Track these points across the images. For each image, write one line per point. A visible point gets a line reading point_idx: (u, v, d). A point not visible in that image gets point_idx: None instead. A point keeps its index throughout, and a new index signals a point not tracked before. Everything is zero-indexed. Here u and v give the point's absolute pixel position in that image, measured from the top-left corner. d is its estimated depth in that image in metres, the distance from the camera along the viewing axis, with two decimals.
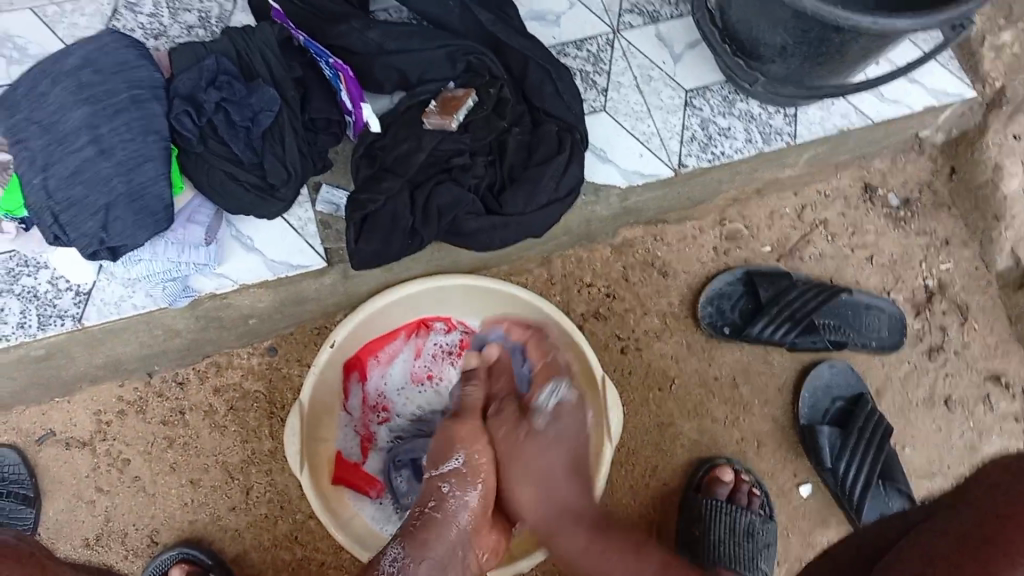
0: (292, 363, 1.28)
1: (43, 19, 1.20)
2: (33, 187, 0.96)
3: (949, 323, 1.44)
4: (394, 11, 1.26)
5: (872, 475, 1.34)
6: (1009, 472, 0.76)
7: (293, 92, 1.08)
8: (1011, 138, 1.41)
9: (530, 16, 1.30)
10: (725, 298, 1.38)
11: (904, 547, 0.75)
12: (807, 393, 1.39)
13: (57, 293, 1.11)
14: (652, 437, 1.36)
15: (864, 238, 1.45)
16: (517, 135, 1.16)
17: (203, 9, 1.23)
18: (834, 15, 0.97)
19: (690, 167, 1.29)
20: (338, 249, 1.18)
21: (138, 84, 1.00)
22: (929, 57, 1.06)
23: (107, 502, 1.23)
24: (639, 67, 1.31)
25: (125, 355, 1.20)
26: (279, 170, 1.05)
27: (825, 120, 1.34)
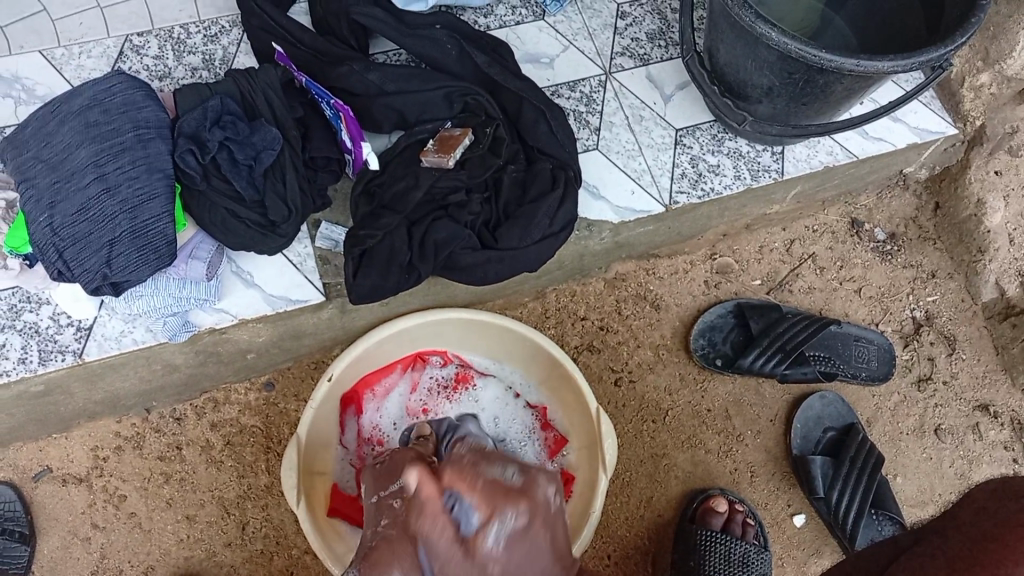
0: (290, 399, 1.29)
1: (51, 61, 1.23)
2: (38, 224, 0.99)
3: (936, 354, 1.47)
4: (393, 54, 1.30)
5: (865, 505, 1.34)
6: (997, 496, 0.78)
7: (294, 130, 1.11)
8: (992, 174, 1.44)
9: (524, 59, 1.35)
10: (715, 330, 1.41)
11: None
12: (799, 423, 1.40)
13: (58, 329, 1.12)
14: (646, 469, 1.37)
15: (852, 271, 1.48)
16: (512, 172, 1.19)
17: (207, 52, 1.26)
18: (820, 57, 1.01)
19: (681, 203, 1.32)
20: (337, 285, 1.20)
21: (143, 124, 1.02)
22: (911, 96, 1.10)
23: (103, 538, 1.23)
24: (630, 106, 1.35)
25: (124, 390, 1.21)
26: (279, 207, 1.07)
27: (811, 157, 1.37)
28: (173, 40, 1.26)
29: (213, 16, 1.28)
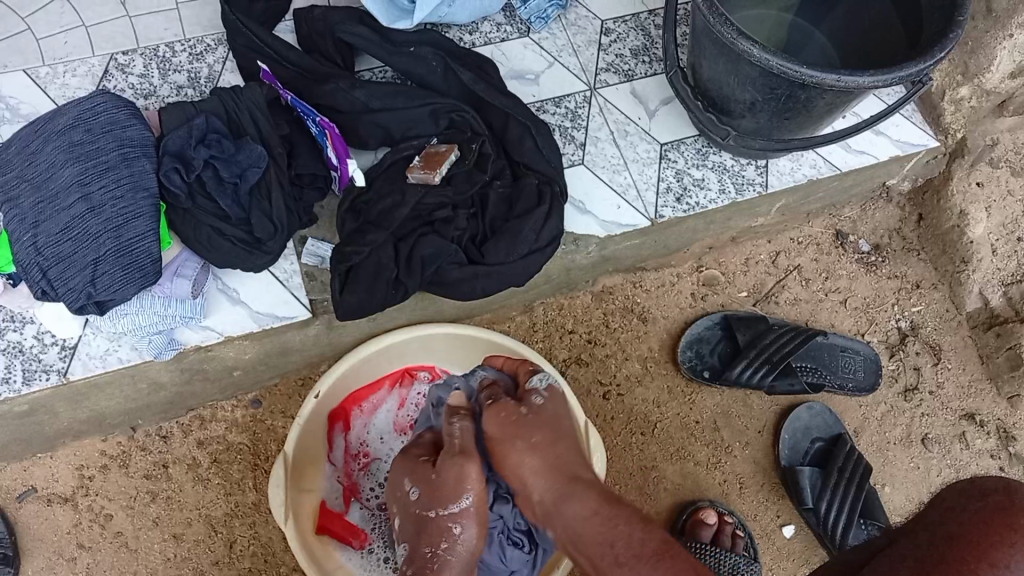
0: (277, 415, 1.29)
1: (35, 80, 1.23)
2: (22, 243, 0.99)
3: (922, 364, 1.48)
4: (378, 71, 1.30)
5: (854, 514, 1.35)
6: (964, 494, 0.79)
7: (280, 148, 1.11)
8: (974, 185, 1.47)
9: (510, 76, 1.36)
10: (703, 342, 1.41)
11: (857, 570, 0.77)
12: (787, 434, 1.41)
13: (43, 348, 1.12)
14: (635, 481, 1.37)
15: (837, 282, 1.49)
16: (498, 188, 1.19)
17: (193, 70, 1.26)
18: (801, 73, 1.02)
19: (666, 217, 1.32)
20: (323, 301, 1.20)
21: (127, 143, 1.02)
22: (893, 110, 1.11)
23: (88, 558, 1.22)
24: (615, 122, 1.36)
25: (110, 409, 1.20)
26: (265, 225, 1.07)
27: (795, 170, 1.38)
28: (158, 58, 1.27)
29: (199, 34, 1.29)
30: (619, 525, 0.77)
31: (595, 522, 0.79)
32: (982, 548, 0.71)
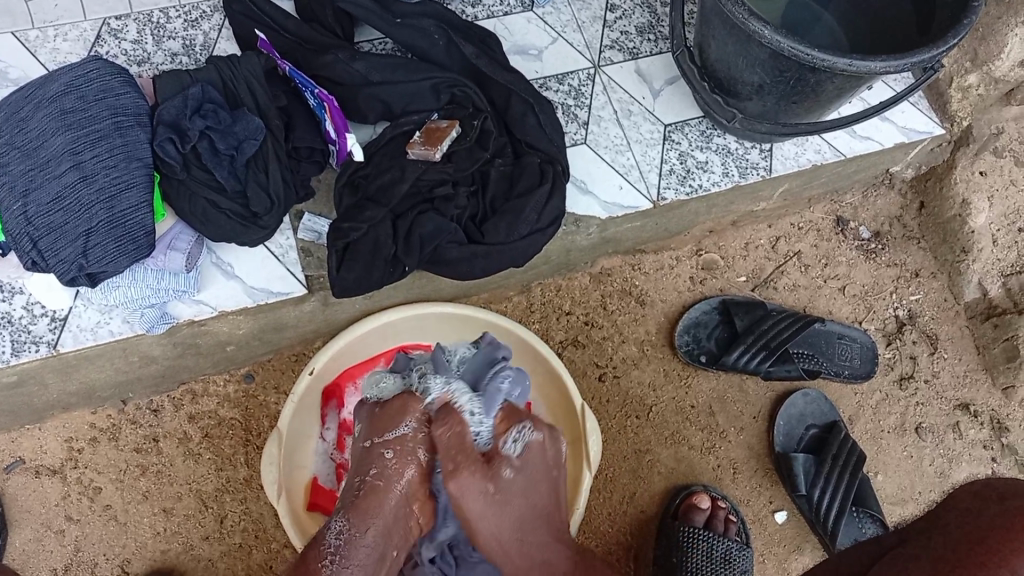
0: (270, 391, 1.27)
1: (24, 44, 1.19)
2: (12, 213, 0.97)
3: (918, 353, 1.47)
4: (378, 43, 1.27)
5: (847, 502, 1.34)
6: (980, 495, 0.80)
7: (277, 120, 1.09)
8: (977, 174, 1.44)
9: (512, 51, 1.33)
10: (700, 327, 1.40)
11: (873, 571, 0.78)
12: (781, 420, 1.40)
13: (32, 319, 1.10)
14: (629, 464, 1.36)
15: (836, 269, 1.48)
16: (499, 166, 1.17)
17: (188, 37, 1.23)
18: (812, 56, 1.00)
19: (669, 199, 1.31)
20: (319, 277, 1.18)
21: (121, 111, 1.00)
22: (901, 98, 1.10)
23: (77, 531, 1.21)
24: (619, 101, 1.34)
25: (100, 381, 1.18)
26: (262, 197, 1.05)
27: (799, 155, 1.37)
28: (152, 24, 1.23)
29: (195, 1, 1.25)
30: None
31: None
32: (1001, 554, 0.71)
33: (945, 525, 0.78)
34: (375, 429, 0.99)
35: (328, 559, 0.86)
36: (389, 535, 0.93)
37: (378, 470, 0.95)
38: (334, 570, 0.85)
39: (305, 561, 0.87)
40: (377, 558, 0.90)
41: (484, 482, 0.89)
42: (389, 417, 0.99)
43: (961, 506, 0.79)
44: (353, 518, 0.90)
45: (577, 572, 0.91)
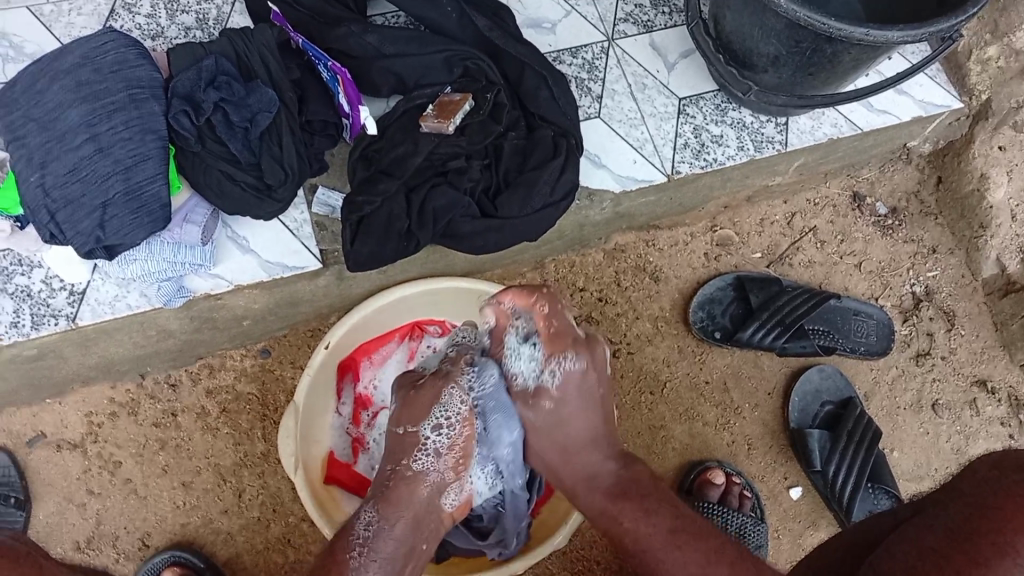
0: (286, 365, 1.28)
1: (39, 18, 1.20)
2: (29, 184, 0.97)
3: (935, 330, 1.46)
4: (391, 17, 1.27)
5: (863, 478, 1.34)
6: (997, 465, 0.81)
7: (291, 93, 1.09)
8: (995, 149, 1.42)
9: (526, 24, 1.32)
10: (715, 303, 1.40)
11: (891, 541, 0.81)
12: (796, 398, 1.40)
13: (51, 293, 1.11)
14: (643, 440, 1.36)
15: (852, 245, 1.47)
16: (513, 139, 1.17)
17: (200, 11, 1.23)
18: (828, 26, 0.99)
19: (684, 172, 1.30)
20: (334, 251, 1.18)
21: (135, 84, 1.00)
22: (917, 69, 1.09)
23: (98, 505, 1.22)
24: (632, 74, 1.33)
25: (119, 355, 1.19)
26: (276, 170, 1.06)
27: (815, 129, 1.36)
28: None
29: None
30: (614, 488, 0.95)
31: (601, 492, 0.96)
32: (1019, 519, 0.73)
33: (960, 492, 0.80)
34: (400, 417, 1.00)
35: (356, 551, 0.88)
36: (417, 528, 0.95)
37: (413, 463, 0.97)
38: (361, 563, 0.88)
39: (332, 553, 0.89)
40: (402, 550, 0.92)
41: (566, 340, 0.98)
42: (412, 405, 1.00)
43: (979, 474, 0.80)
44: (385, 510, 0.93)
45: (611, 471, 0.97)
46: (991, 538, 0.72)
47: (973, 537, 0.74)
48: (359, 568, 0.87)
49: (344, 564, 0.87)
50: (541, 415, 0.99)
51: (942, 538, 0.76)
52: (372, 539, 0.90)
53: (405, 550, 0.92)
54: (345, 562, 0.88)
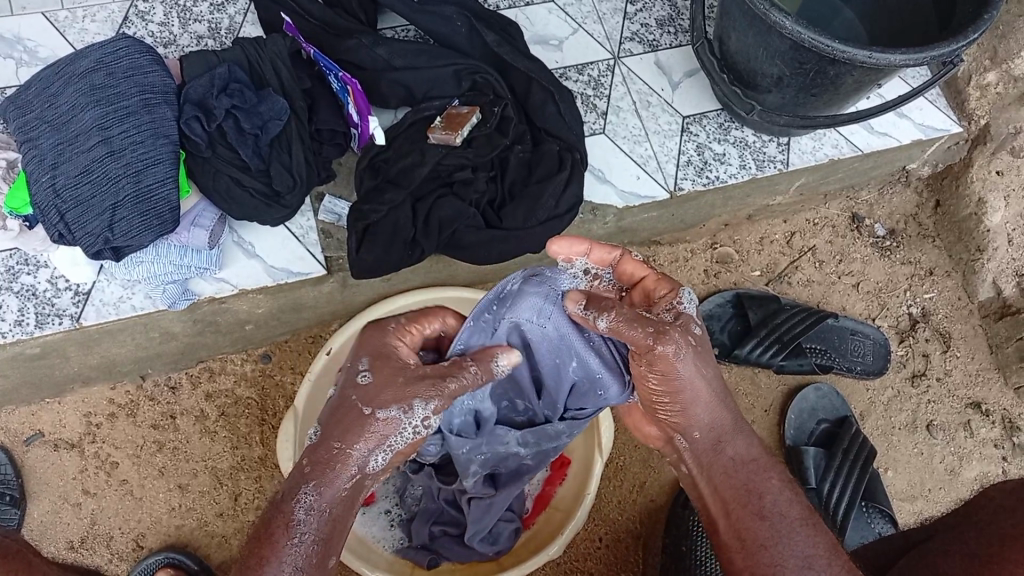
0: (286, 371, 1.29)
1: (54, 23, 1.22)
2: (40, 184, 0.98)
3: (931, 351, 1.47)
4: (401, 30, 1.29)
5: (858, 497, 1.33)
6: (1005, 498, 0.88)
7: (301, 102, 1.11)
8: (993, 174, 1.44)
9: (533, 41, 1.34)
10: (714, 319, 1.41)
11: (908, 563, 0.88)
12: (792, 415, 1.42)
13: (56, 292, 1.12)
14: (640, 455, 1.36)
15: (850, 265, 1.49)
16: (519, 152, 1.18)
17: (214, 20, 1.25)
18: (833, 48, 1.00)
19: (686, 189, 1.31)
20: (339, 258, 1.19)
21: (149, 89, 1.02)
22: (917, 93, 1.11)
23: (94, 505, 1.23)
24: (638, 92, 1.35)
25: (120, 357, 1.20)
26: (284, 177, 1.07)
27: (816, 149, 1.37)
28: (179, 7, 1.25)
29: None
30: (772, 478, 0.78)
31: (753, 467, 0.79)
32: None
33: (980, 522, 0.86)
34: (373, 396, 0.75)
35: (296, 539, 0.70)
36: (352, 505, 0.76)
37: (367, 442, 0.74)
38: (294, 552, 0.70)
39: (263, 537, 0.71)
40: (341, 531, 0.74)
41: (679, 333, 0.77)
42: (395, 389, 0.75)
43: (997, 504, 0.87)
44: (327, 489, 0.73)
45: (764, 458, 0.80)
46: (1008, 567, 0.78)
47: (990, 565, 0.80)
48: (296, 557, 0.70)
49: (281, 552, 0.70)
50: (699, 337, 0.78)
51: (960, 568, 0.82)
52: (315, 525, 0.71)
53: (339, 534, 0.74)
54: (285, 549, 0.70)
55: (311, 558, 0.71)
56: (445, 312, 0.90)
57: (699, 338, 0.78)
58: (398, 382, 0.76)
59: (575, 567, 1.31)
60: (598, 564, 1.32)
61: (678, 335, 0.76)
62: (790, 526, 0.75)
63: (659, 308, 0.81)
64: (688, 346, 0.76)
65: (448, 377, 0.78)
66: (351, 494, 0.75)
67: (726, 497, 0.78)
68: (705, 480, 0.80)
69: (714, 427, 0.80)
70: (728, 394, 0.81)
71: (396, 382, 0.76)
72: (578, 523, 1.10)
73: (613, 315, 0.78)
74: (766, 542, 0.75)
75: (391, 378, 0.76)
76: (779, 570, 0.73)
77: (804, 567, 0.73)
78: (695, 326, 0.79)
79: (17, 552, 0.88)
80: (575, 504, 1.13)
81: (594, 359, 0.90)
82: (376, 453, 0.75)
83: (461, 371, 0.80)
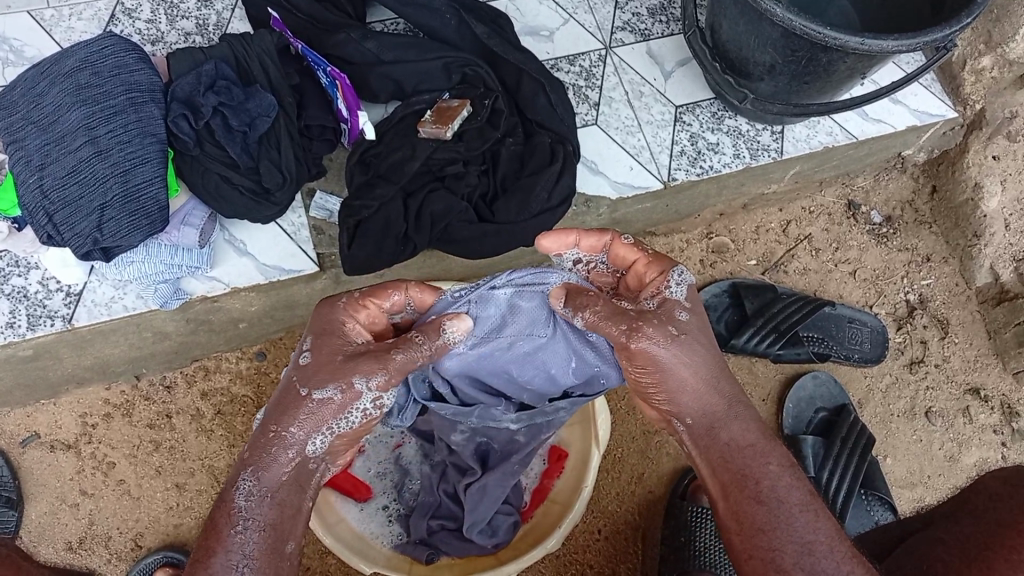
0: (281, 368, 1.27)
1: (40, 22, 1.21)
2: (28, 185, 0.98)
3: (929, 338, 1.46)
4: (390, 23, 1.28)
5: (856, 484, 1.33)
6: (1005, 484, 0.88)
7: (290, 98, 1.10)
8: (990, 158, 1.43)
9: (524, 32, 1.33)
10: (710, 310, 1.41)
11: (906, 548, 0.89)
12: (790, 404, 1.41)
13: (47, 294, 1.12)
14: (638, 445, 1.35)
15: (847, 253, 1.48)
16: (510, 145, 1.17)
17: (201, 16, 1.24)
18: (824, 35, 1.00)
19: (679, 180, 1.31)
20: (331, 255, 1.19)
21: (135, 88, 1.01)
22: (911, 78, 1.10)
23: (91, 505, 1.22)
24: (630, 82, 1.34)
25: (114, 357, 1.20)
26: (274, 174, 1.06)
27: (811, 137, 1.37)
28: (166, 3, 1.24)
29: None
30: (769, 464, 0.77)
31: (749, 451, 0.78)
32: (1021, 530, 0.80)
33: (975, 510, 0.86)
34: (311, 377, 0.77)
35: (240, 526, 0.72)
36: (302, 487, 0.77)
37: (304, 424, 0.76)
38: (243, 539, 0.72)
39: (211, 526, 0.73)
40: (290, 514, 0.75)
41: (658, 324, 0.78)
42: (335, 367, 0.77)
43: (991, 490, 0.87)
44: (267, 474, 0.74)
45: (762, 441, 0.78)
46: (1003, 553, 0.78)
47: (985, 550, 0.80)
48: (244, 544, 0.71)
49: (228, 542, 0.71)
50: (682, 325, 0.80)
51: (955, 552, 0.82)
52: (258, 510, 0.73)
53: (291, 517, 0.75)
54: (229, 538, 0.71)
55: (262, 543, 0.72)
56: (408, 283, 0.88)
57: (683, 324, 0.80)
58: (337, 360, 0.77)
59: (574, 560, 1.31)
60: (597, 556, 1.32)
61: (655, 328, 0.78)
62: (790, 513, 0.75)
63: (648, 295, 0.83)
64: (669, 337, 0.78)
65: (390, 350, 0.78)
66: (296, 478, 0.77)
67: (724, 483, 0.78)
68: (703, 464, 0.80)
69: (706, 413, 0.79)
70: (717, 377, 0.80)
71: (332, 361, 0.77)
72: (576, 518, 1.10)
73: (589, 311, 0.80)
74: (763, 527, 0.74)
75: (330, 355, 0.78)
76: (777, 555, 0.74)
77: (802, 553, 0.73)
78: (680, 313, 0.80)
79: None
80: (571, 498, 1.13)
81: (591, 355, 0.94)
82: (315, 434, 0.76)
83: (408, 342, 0.79)
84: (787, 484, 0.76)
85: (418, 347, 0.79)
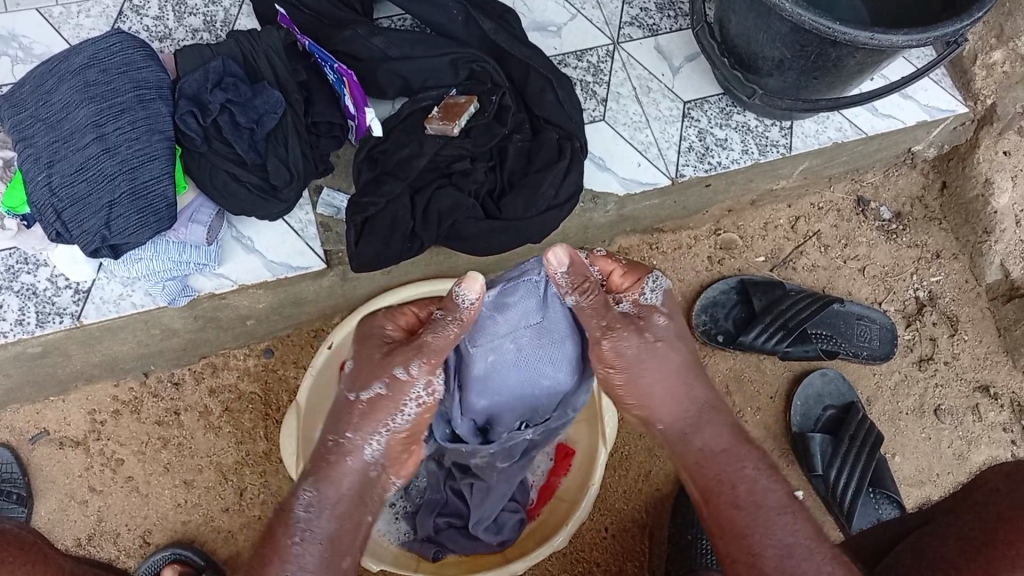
0: (289, 365, 1.28)
1: (48, 20, 1.21)
2: (36, 183, 0.98)
3: (938, 335, 1.46)
4: (397, 19, 1.28)
5: (864, 482, 1.33)
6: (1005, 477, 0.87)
7: (296, 94, 1.10)
8: (1001, 154, 1.42)
9: (532, 28, 1.33)
10: (718, 307, 1.40)
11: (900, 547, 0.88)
12: (798, 401, 1.40)
13: (56, 291, 1.12)
14: (645, 444, 1.34)
15: (856, 250, 1.47)
16: (518, 142, 1.17)
17: (208, 13, 1.24)
18: (834, 30, 0.99)
19: (687, 176, 1.30)
20: (338, 252, 1.19)
21: (143, 84, 1.01)
22: (922, 73, 1.09)
23: (100, 502, 1.23)
24: (637, 78, 1.33)
25: (123, 354, 1.20)
26: (281, 172, 1.06)
27: (820, 133, 1.36)
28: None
29: None
30: (745, 468, 0.80)
31: (727, 454, 0.80)
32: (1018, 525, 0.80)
33: (970, 509, 0.86)
34: (357, 381, 0.81)
35: (298, 536, 0.75)
36: (365, 500, 0.80)
37: (357, 430, 0.79)
38: (303, 549, 0.75)
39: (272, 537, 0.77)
40: (351, 526, 0.78)
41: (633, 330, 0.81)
42: (374, 365, 0.80)
43: (990, 486, 0.87)
44: (323, 484, 0.78)
45: (739, 446, 0.81)
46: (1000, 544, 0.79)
47: (986, 548, 0.80)
48: (302, 556, 0.74)
49: (285, 552, 0.74)
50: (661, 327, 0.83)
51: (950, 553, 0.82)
52: (318, 522, 0.76)
53: (351, 530, 0.78)
54: (289, 548, 0.75)
55: (319, 557, 0.75)
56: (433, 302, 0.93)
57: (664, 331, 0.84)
58: (377, 359, 0.81)
59: (581, 558, 1.31)
60: (603, 553, 1.31)
61: (628, 330, 0.81)
62: (768, 516, 0.77)
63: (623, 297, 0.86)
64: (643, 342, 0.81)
65: (423, 334, 0.79)
66: (359, 490, 0.79)
67: (702, 486, 0.81)
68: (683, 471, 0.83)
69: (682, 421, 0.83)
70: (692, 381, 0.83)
71: (373, 362, 0.81)
72: (581, 517, 1.08)
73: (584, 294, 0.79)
74: (743, 531, 0.77)
75: (371, 356, 0.82)
76: (758, 560, 0.75)
77: (783, 556, 0.75)
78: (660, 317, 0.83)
79: (30, 545, 0.89)
80: (579, 495, 1.12)
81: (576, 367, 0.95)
82: (368, 438, 0.79)
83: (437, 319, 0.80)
84: (762, 487, 0.78)
85: (442, 324, 0.79)
